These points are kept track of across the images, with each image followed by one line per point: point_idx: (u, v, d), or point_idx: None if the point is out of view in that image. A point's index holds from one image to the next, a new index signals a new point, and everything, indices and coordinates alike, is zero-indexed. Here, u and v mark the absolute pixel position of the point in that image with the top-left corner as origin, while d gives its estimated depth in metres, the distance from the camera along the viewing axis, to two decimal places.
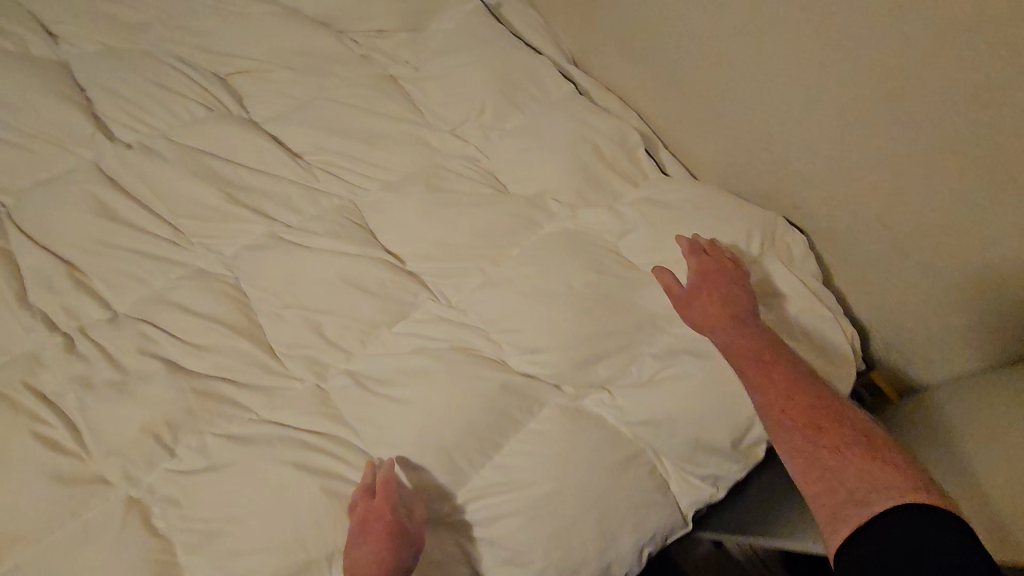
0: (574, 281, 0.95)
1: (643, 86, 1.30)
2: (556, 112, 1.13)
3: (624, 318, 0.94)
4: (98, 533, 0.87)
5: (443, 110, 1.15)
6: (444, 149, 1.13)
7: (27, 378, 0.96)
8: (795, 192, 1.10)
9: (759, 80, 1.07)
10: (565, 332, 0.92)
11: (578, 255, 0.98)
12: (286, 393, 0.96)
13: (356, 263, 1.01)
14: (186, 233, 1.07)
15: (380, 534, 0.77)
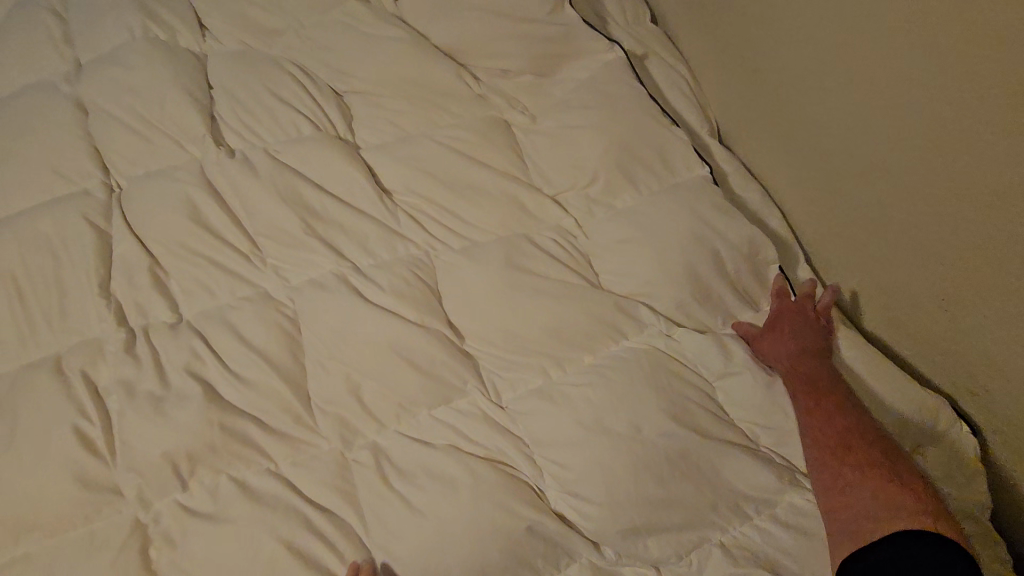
0: (645, 424, 0.85)
1: (772, 168, 1.18)
2: (674, 215, 1.02)
3: (700, 489, 0.83)
4: (96, 553, 0.82)
5: (552, 180, 1.07)
6: (540, 217, 1.04)
7: (86, 366, 0.96)
8: (863, 261, 1.03)
9: (850, 135, 1.01)
10: (619, 489, 0.82)
11: (665, 400, 0.87)
12: (308, 453, 0.89)
13: (411, 333, 0.93)
14: (262, 252, 1.03)
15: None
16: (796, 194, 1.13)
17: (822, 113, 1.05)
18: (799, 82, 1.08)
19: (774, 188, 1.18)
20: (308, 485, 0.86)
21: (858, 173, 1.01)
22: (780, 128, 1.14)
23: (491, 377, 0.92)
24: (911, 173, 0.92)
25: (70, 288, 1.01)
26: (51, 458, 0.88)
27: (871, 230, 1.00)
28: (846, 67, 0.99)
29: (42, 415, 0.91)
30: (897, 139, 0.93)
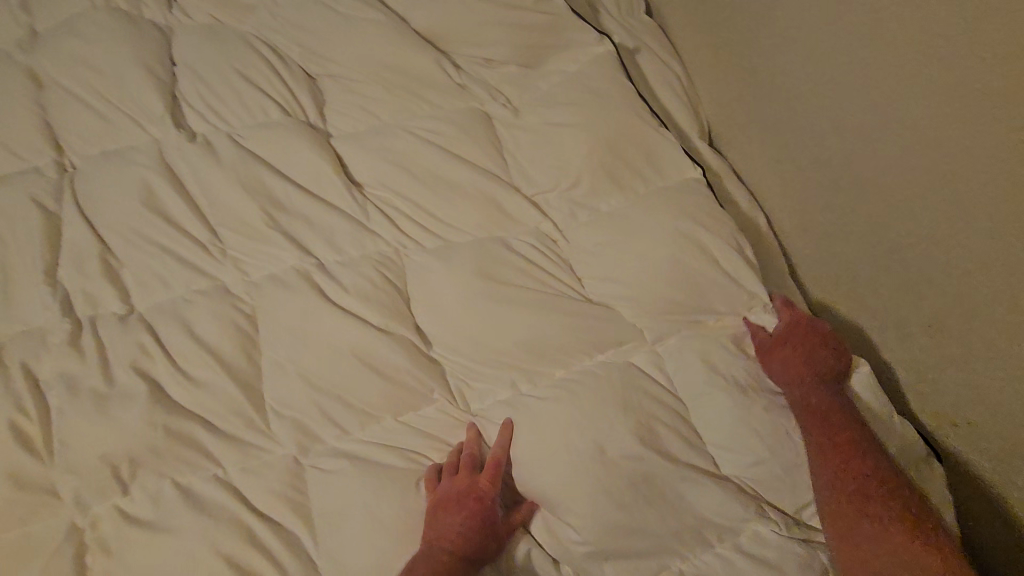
0: (609, 445, 0.81)
1: (757, 167, 1.13)
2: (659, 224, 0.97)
3: (663, 516, 0.80)
4: (22, 560, 0.76)
5: (534, 181, 1.02)
6: (518, 220, 0.99)
7: (26, 357, 0.88)
8: (847, 269, 0.99)
9: (836, 140, 0.97)
10: (581, 511, 0.79)
11: (632, 421, 0.83)
12: (259, 460, 0.84)
13: (376, 341, 0.89)
14: (222, 243, 0.97)
15: (473, 511, 0.77)
16: (781, 195, 1.09)
17: (812, 110, 1.01)
18: (789, 85, 1.05)
19: (754, 188, 1.14)
20: (258, 495, 0.82)
21: (841, 181, 0.98)
22: (768, 124, 1.10)
23: (460, 384, 0.89)
24: (896, 185, 0.89)
25: (10, 271, 0.93)
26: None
27: (856, 236, 0.97)
28: (839, 68, 0.96)
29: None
30: (885, 149, 0.90)
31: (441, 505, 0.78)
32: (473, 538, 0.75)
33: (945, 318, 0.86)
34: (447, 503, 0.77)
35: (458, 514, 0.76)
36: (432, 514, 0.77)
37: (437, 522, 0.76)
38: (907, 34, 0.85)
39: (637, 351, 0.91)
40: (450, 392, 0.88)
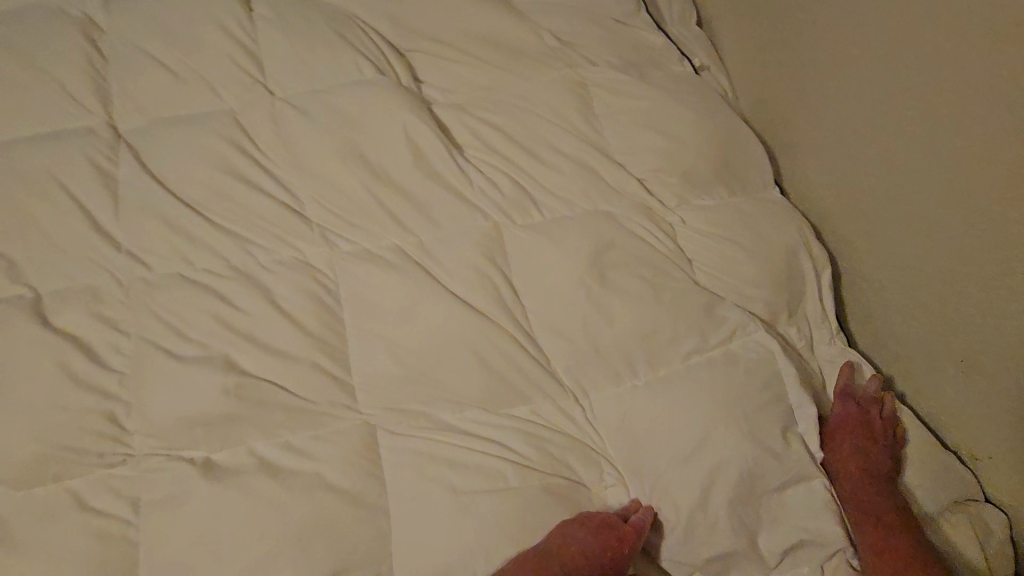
0: (716, 437, 0.80)
1: (792, 133, 1.07)
2: (775, 215, 0.96)
3: (758, 515, 0.80)
4: (84, 503, 0.76)
5: (633, 163, 0.97)
6: (621, 190, 0.95)
7: (91, 307, 0.86)
8: (872, 260, 0.95)
9: (874, 163, 0.94)
10: (675, 495, 0.79)
11: (760, 414, 0.82)
12: (335, 434, 0.81)
13: (481, 324, 0.86)
14: (297, 215, 0.93)
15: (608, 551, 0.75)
16: (812, 168, 1.04)
17: (865, 94, 0.94)
18: (853, 92, 0.96)
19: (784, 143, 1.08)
20: (330, 467, 0.79)
21: (860, 184, 0.96)
22: (813, 94, 1.03)
23: (567, 373, 0.85)
24: (905, 228, 0.90)
25: (68, 230, 0.90)
26: (35, 411, 0.78)
27: (885, 233, 0.93)
28: (901, 59, 0.89)
29: (25, 368, 0.80)
30: (929, 160, 0.86)
31: (587, 523, 0.76)
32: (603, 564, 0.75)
33: (957, 353, 0.84)
34: (593, 525, 0.76)
35: (594, 542, 0.75)
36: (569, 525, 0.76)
37: (574, 536, 0.75)
38: (978, 37, 0.79)
39: (768, 345, 0.85)
40: (554, 381, 0.85)
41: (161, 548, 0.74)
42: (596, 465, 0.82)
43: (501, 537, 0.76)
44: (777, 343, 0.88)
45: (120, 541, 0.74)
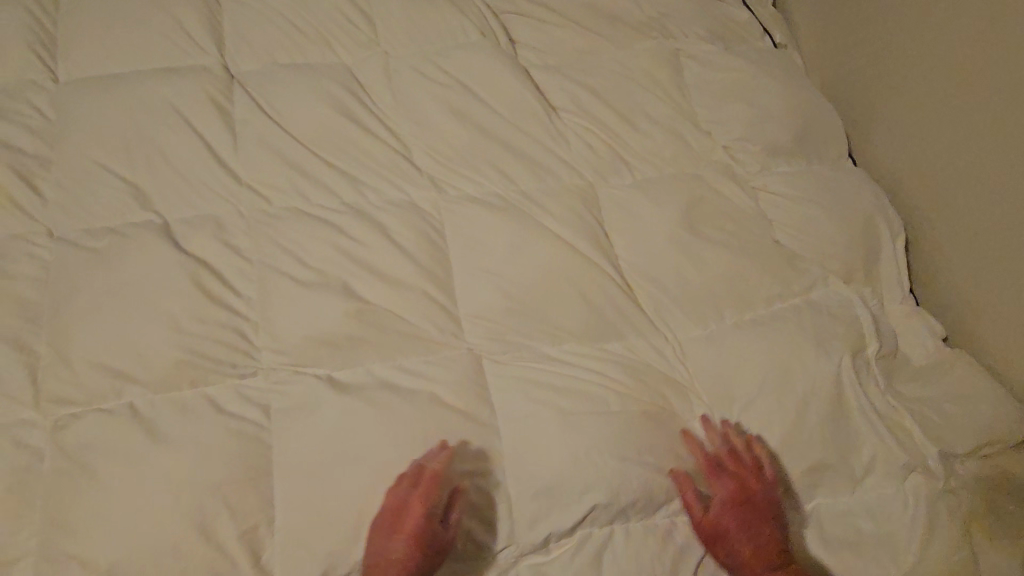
0: (803, 371, 0.84)
1: (873, 104, 1.11)
2: (855, 178, 1.00)
3: (848, 447, 0.82)
4: (214, 406, 0.82)
5: (719, 125, 1.02)
6: (706, 149, 1.01)
7: (217, 233, 0.92)
8: (953, 224, 0.99)
9: (947, 143, 0.99)
10: (767, 423, 0.83)
11: (842, 354, 0.87)
12: (445, 358, 0.88)
13: (582, 268, 0.93)
14: (407, 161, 1.00)
15: (414, 538, 0.74)
16: (894, 139, 1.08)
17: (952, 63, 0.98)
18: (940, 62, 1.00)
19: (853, 122, 1.15)
20: (445, 387, 0.86)
21: (944, 151, 1.00)
22: (898, 65, 1.07)
23: (658, 316, 0.92)
24: (981, 201, 0.95)
25: (192, 162, 0.96)
26: (175, 325, 0.85)
27: (968, 197, 0.97)
28: (992, 25, 0.92)
29: (164, 287, 0.87)
30: (1015, 122, 0.89)
31: (384, 526, 0.76)
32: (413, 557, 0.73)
33: None
34: (383, 532, 0.75)
35: (397, 538, 0.74)
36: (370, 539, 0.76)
37: (375, 547, 0.75)
38: None
39: (848, 293, 0.91)
40: (645, 320, 0.91)
41: (292, 450, 0.80)
42: (688, 398, 0.87)
43: (600, 451, 0.84)
44: (855, 292, 0.92)
45: (253, 442, 0.80)
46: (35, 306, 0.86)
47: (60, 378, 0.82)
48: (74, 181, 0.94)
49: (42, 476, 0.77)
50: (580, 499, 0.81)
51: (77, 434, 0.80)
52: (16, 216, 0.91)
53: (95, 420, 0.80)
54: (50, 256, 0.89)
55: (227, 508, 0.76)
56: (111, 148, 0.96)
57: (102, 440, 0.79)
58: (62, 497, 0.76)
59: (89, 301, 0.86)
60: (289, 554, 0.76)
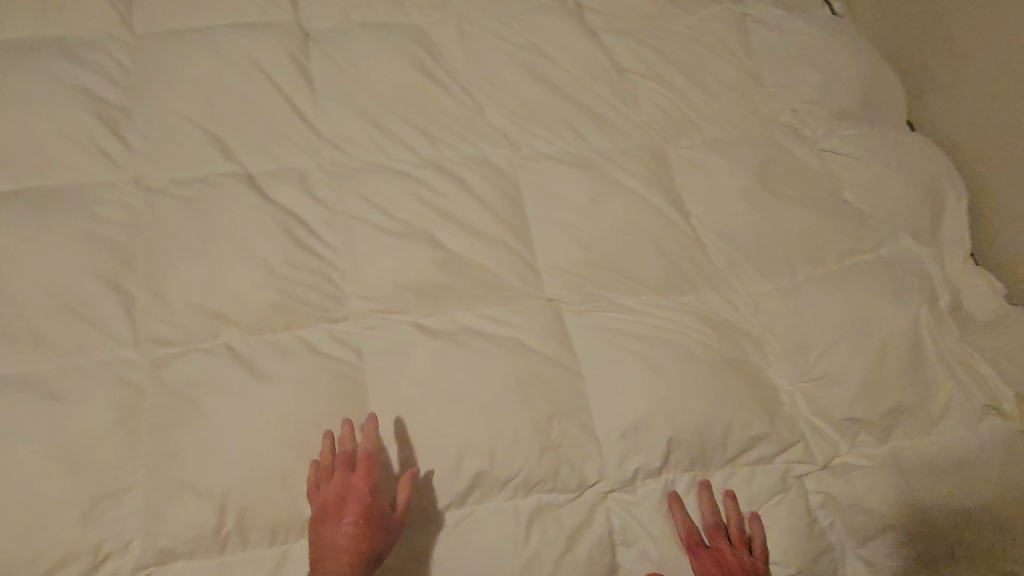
0: (876, 322, 0.90)
1: (934, 68, 1.12)
2: (920, 142, 1.03)
3: (922, 390, 0.89)
4: (312, 350, 0.85)
5: (787, 88, 1.05)
6: (774, 112, 1.04)
7: (303, 184, 0.94)
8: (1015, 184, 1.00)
9: (1017, 105, 1.00)
10: (840, 371, 0.89)
11: (913, 306, 0.91)
12: (528, 307, 0.91)
13: (658, 225, 0.96)
14: (482, 118, 1.02)
15: (356, 516, 0.74)
16: (955, 102, 1.09)
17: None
18: (1010, 24, 1.01)
19: (915, 92, 1.15)
20: (531, 335, 0.90)
21: (1010, 113, 1.01)
22: (963, 29, 1.08)
23: (732, 271, 0.95)
24: None
25: (272, 115, 0.98)
26: (269, 270, 0.88)
27: None
28: None
29: (255, 233, 0.90)
30: None
31: (323, 517, 0.75)
32: (364, 537, 0.73)
33: None
34: (327, 517, 0.75)
35: (341, 522, 0.74)
36: (313, 529, 0.75)
37: (321, 537, 0.74)
38: None
39: (917, 250, 0.95)
40: (719, 275, 0.95)
41: (389, 391, 0.84)
42: (761, 348, 0.92)
43: (680, 396, 0.88)
44: (925, 248, 0.96)
45: (353, 382, 0.84)
46: (128, 249, 0.88)
47: (159, 319, 0.85)
48: (155, 129, 0.95)
49: (148, 415, 0.80)
50: (667, 438, 0.86)
51: (179, 375, 0.82)
52: (103, 163, 0.92)
53: (197, 358, 0.83)
54: (138, 202, 0.91)
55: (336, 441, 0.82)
56: (190, 98, 0.97)
57: (206, 376, 0.82)
58: (171, 428, 0.79)
59: (182, 246, 0.88)
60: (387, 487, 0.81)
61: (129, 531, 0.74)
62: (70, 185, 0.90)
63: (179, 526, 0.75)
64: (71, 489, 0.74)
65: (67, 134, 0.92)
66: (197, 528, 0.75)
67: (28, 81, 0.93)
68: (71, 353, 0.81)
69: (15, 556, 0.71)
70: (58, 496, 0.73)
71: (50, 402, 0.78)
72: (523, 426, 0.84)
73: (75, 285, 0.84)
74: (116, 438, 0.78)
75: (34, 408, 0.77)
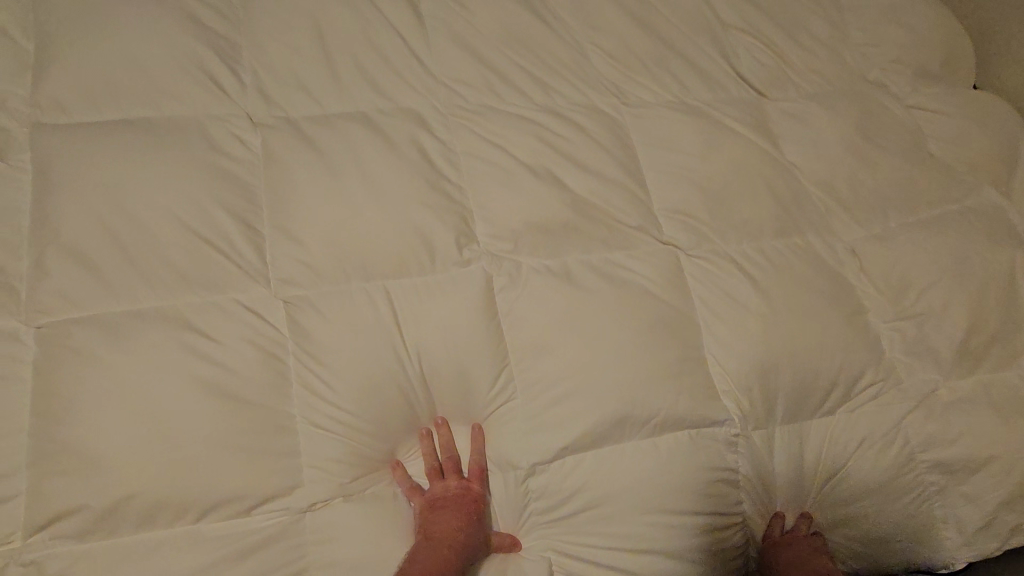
0: (967, 267, 0.97)
1: (1004, 30, 1.16)
2: (995, 103, 1.10)
3: (1012, 331, 0.96)
4: (446, 289, 0.84)
5: (871, 52, 1.12)
6: (860, 75, 1.10)
7: (423, 123, 0.93)
8: None
9: None
10: (939, 312, 0.95)
11: (999, 252, 0.98)
12: (648, 249, 0.93)
13: (764, 173, 1.00)
14: (591, 65, 1.03)
15: (468, 510, 0.77)
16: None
17: None
18: None
19: (985, 53, 1.19)
20: (652, 275, 0.92)
21: None
22: None
23: (831, 218, 1.00)
24: None
25: (388, 53, 0.96)
26: (397, 206, 0.86)
27: None
28: None
29: (380, 171, 0.88)
30: None
31: (434, 503, 0.78)
32: (471, 532, 0.76)
33: None
34: (444, 502, 0.77)
35: (456, 511, 0.77)
36: (424, 512, 0.77)
37: (429, 520, 0.76)
38: None
39: (997, 202, 1.03)
40: (822, 222, 1.00)
41: (526, 330, 0.85)
42: (863, 290, 0.97)
43: (796, 335, 0.91)
44: (1006, 200, 1.03)
45: (489, 320, 0.84)
46: (252, 185, 0.85)
47: (288, 253, 0.82)
48: (268, 64, 0.92)
49: (289, 349, 0.78)
50: (787, 375, 0.90)
51: (313, 311, 0.80)
52: (218, 97, 0.89)
53: (330, 300, 0.81)
54: (256, 138, 0.88)
55: (478, 378, 0.83)
56: (303, 34, 0.95)
57: (343, 315, 0.80)
58: (316, 367, 0.78)
59: (308, 182, 0.86)
60: (526, 432, 0.83)
61: (286, 463, 0.74)
62: (188, 117, 0.87)
63: (332, 456, 0.75)
64: (229, 423, 0.73)
65: (181, 64, 0.89)
66: (352, 458, 0.76)
67: (140, 14, 0.90)
68: (204, 286, 0.79)
69: (182, 487, 0.70)
70: (216, 429, 0.73)
71: (196, 337, 0.76)
72: (654, 362, 0.87)
73: (204, 220, 0.82)
74: (267, 374, 0.76)
75: (181, 341, 0.75)
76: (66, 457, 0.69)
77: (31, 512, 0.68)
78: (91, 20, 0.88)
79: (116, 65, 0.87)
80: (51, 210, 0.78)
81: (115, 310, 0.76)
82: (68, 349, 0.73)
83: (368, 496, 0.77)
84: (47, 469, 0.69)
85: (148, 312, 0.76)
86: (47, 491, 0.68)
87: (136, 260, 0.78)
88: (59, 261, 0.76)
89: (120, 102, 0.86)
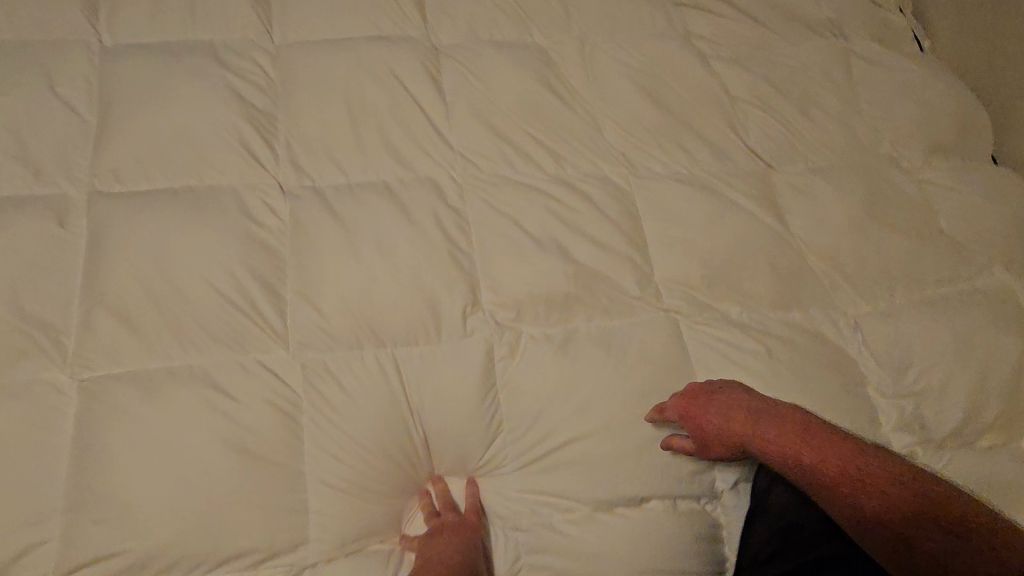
0: (970, 348, 0.96)
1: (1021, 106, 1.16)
2: (1006, 181, 1.10)
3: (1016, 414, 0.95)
4: (448, 354, 0.89)
5: (882, 126, 1.13)
6: (870, 148, 1.12)
7: (437, 192, 0.99)
8: None
9: None
10: (939, 392, 0.95)
11: (1004, 333, 0.98)
12: (648, 318, 0.96)
13: (767, 246, 1.02)
14: (602, 137, 1.08)
15: (465, 536, 0.82)
16: None
17: None
18: None
19: (1001, 126, 1.19)
20: (651, 343, 0.94)
21: None
22: None
23: (835, 292, 1.01)
24: None
25: (409, 126, 1.03)
26: (407, 273, 0.92)
27: None
28: None
29: (394, 239, 0.94)
30: None
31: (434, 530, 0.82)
32: (469, 556, 0.80)
33: None
34: (443, 529, 0.82)
35: (454, 535, 0.81)
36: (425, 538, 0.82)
37: (429, 544, 0.80)
38: None
39: (1004, 282, 1.03)
40: (823, 296, 1.01)
41: (524, 396, 0.89)
42: (864, 365, 0.97)
43: None
44: (1013, 280, 1.03)
45: (487, 385, 0.89)
46: (278, 251, 0.92)
47: (304, 316, 0.88)
48: (299, 136, 1.00)
49: (300, 407, 0.84)
50: None
51: (323, 372, 0.86)
52: (253, 167, 0.97)
53: (340, 363, 0.87)
54: (283, 206, 0.95)
55: (474, 440, 0.87)
56: (332, 107, 1.02)
57: (351, 377, 0.86)
58: (324, 426, 0.84)
59: (326, 249, 0.92)
60: (518, 495, 0.87)
61: (292, 517, 0.80)
62: (224, 186, 0.95)
63: (334, 511, 0.81)
64: (243, 476, 0.80)
65: (222, 137, 0.97)
66: (352, 514, 0.81)
67: (188, 90, 1.00)
68: (229, 346, 0.86)
69: (197, 535, 0.77)
70: (231, 481, 0.79)
71: (217, 395, 0.83)
72: (646, 432, 0.90)
73: (232, 283, 0.89)
74: (279, 431, 0.82)
75: (204, 399, 0.82)
76: (97, 504, 0.76)
77: (63, 555, 0.75)
78: (146, 95, 0.98)
79: (165, 137, 0.96)
80: (98, 272, 0.87)
81: (149, 367, 0.83)
82: (106, 403, 0.80)
83: (364, 552, 0.82)
84: (80, 515, 0.76)
85: (178, 370, 0.84)
86: (79, 537, 0.75)
87: (170, 321, 0.86)
88: (103, 320, 0.84)
89: (167, 171, 0.95)
